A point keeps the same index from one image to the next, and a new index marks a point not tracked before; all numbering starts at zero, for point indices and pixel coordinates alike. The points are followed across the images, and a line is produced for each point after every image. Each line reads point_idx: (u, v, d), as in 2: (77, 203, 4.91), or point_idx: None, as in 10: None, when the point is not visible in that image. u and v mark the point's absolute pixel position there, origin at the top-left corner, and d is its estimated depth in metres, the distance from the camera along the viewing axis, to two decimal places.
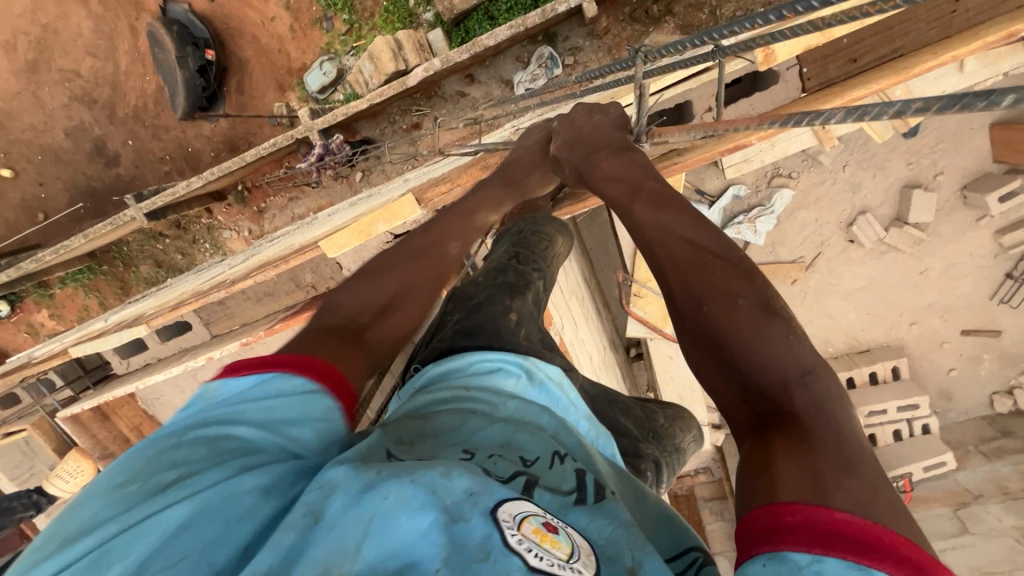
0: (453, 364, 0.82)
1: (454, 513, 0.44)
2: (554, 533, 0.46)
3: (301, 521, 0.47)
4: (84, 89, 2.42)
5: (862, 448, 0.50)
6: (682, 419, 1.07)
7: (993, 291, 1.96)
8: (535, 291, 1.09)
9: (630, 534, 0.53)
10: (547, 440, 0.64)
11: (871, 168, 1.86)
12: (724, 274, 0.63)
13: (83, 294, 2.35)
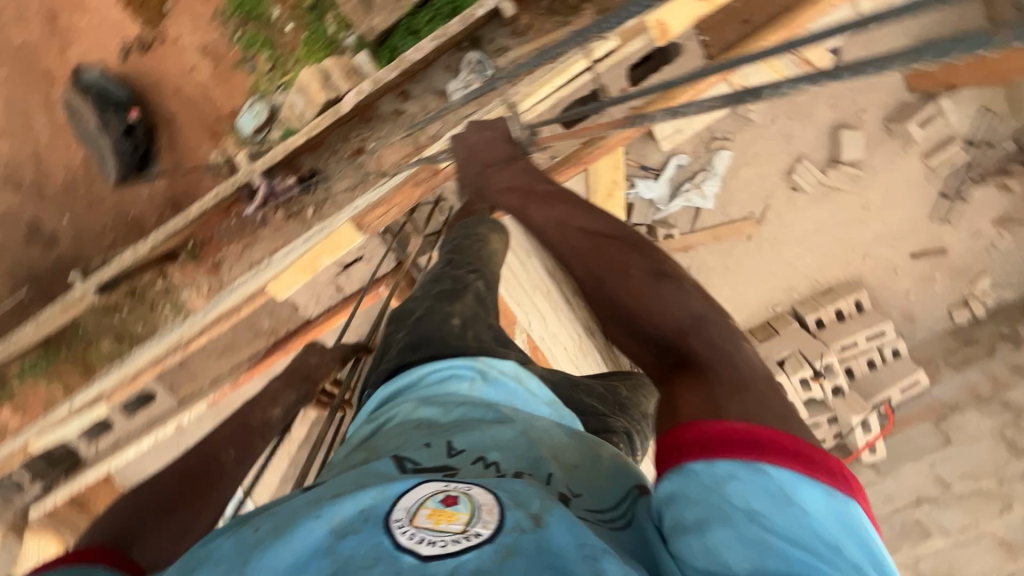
0: (400, 385, 0.84)
1: (344, 530, 0.49)
2: (452, 506, 0.50)
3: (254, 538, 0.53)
4: (6, 173, 2.31)
5: (753, 371, 0.58)
6: (638, 383, 1.13)
7: (931, 211, 2.07)
8: (475, 291, 1.10)
9: (538, 492, 0.53)
10: (490, 427, 0.67)
11: (799, 117, 1.95)
12: (620, 252, 0.72)
13: (45, 383, 2.19)
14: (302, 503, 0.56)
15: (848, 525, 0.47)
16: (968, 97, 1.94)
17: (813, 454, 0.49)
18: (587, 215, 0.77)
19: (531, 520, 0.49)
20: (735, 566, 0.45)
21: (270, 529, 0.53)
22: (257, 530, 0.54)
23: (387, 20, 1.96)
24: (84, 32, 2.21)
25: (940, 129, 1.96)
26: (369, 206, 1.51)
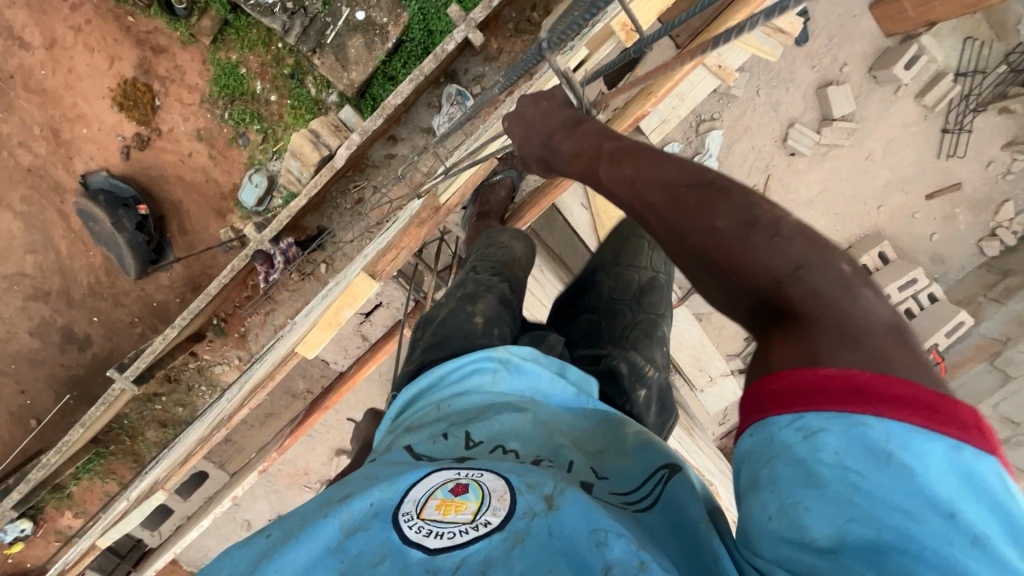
0: (420, 389, 0.80)
1: (353, 530, 0.53)
2: (461, 496, 0.54)
3: (268, 533, 0.57)
4: (34, 286, 2.42)
5: (877, 325, 0.48)
6: (627, 241, 1.21)
7: (937, 149, 2.03)
8: (500, 292, 1.04)
9: (550, 474, 0.57)
10: (519, 423, 0.70)
11: (782, 84, 1.93)
12: (694, 188, 0.61)
13: (100, 482, 2.27)
14: (312, 504, 0.60)
15: (974, 482, 0.41)
16: (949, 30, 1.93)
17: (935, 404, 0.43)
18: (657, 159, 0.66)
19: (543, 503, 0.53)
20: (815, 530, 0.41)
21: (285, 528, 0.56)
22: (274, 527, 0.58)
23: (365, 71, 1.99)
24: (85, 140, 2.31)
25: (929, 66, 1.93)
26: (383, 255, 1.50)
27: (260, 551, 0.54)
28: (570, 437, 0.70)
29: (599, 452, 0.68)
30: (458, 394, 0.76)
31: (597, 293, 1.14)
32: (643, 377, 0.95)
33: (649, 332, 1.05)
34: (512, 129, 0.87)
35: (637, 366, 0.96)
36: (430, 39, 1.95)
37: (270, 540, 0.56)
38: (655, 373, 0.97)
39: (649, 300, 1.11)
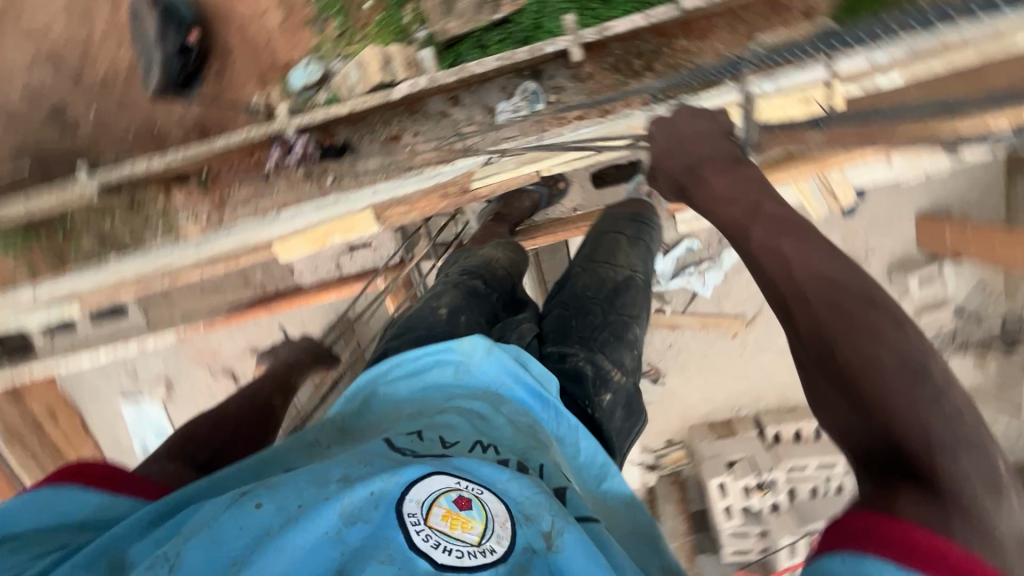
0: (394, 378, 1.11)
1: (355, 518, 0.75)
2: (465, 511, 0.77)
3: (260, 500, 0.79)
4: (50, 50, 2.33)
5: (1008, 529, 0.66)
6: (608, 241, 1.57)
7: None
8: (468, 289, 1.38)
9: (546, 508, 0.81)
10: (476, 425, 0.98)
11: None
12: (869, 312, 0.82)
13: (9, 258, 2.05)
14: (308, 477, 0.82)
15: None
16: (969, 270, 2.04)
17: None
18: (829, 258, 0.90)
19: (542, 543, 0.76)
20: None
21: (296, 499, 0.78)
22: (273, 487, 0.81)
23: (462, 27, 2.01)
24: None
25: (935, 292, 2.05)
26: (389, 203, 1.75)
27: (275, 514, 0.77)
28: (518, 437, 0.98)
29: (534, 447, 0.97)
30: (426, 384, 1.09)
31: (577, 288, 1.48)
32: (608, 381, 1.22)
33: (618, 333, 1.36)
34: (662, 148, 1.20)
35: (603, 369, 1.25)
36: (533, 32, 1.97)
37: (279, 505, 0.78)
38: (620, 376, 1.26)
39: (624, 300, 1.45)
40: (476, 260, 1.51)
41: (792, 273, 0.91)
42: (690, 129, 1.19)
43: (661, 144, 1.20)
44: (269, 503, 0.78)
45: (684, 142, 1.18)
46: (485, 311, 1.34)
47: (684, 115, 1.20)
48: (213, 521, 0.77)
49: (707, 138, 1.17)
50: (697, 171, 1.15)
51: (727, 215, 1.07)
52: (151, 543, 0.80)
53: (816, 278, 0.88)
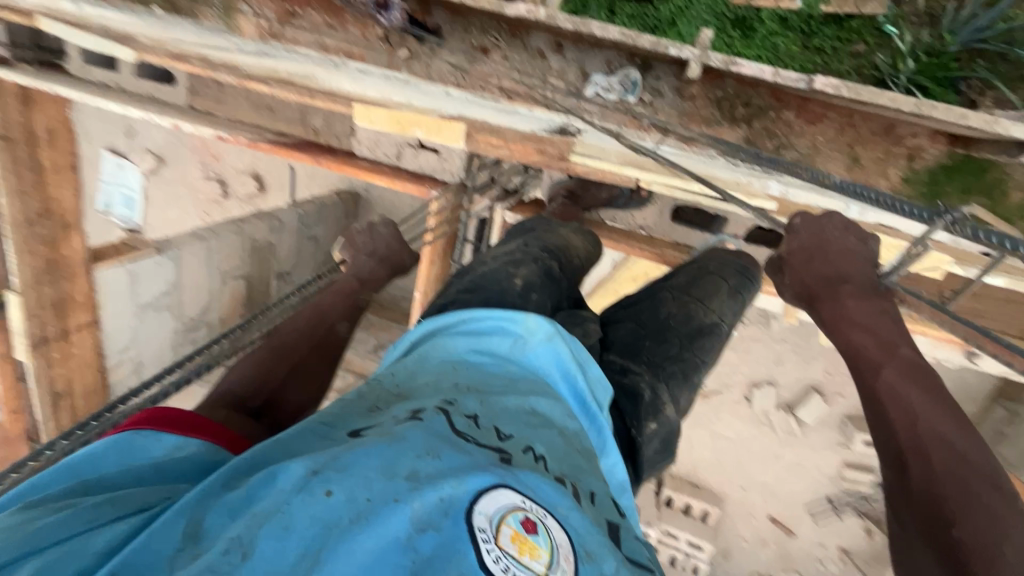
0: (446, 340, 0.81)
1: (424, 525, 0.51)
2: (530, 535, 0.53)
3: (327, 483, 0.54)
4: None
5: None
6: (706, 277, 1.19)
7: (814, 504, 2.00)
8: (545, 265, 1.04)
9: (607, 546, 0.57)
10: (536, 421, 0.70)
11: (800, 351, 1.84)
12: (989, 493, 0.69)
13: None
14: (387, 456, 0.57)
15: None
16: None
17: None
18: (954, 417, 0.77)
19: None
20: None
21: (363, 487, 0.54)
22: (347, 460, 0.56)
23: None
24: None
25: None
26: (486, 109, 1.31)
27: (346, 508, 0.52)
28: (581, 447, 0.72)
29: (586, 459, 0.70)
30: (468, 348, 0.80)
31: (656, 311, 1.14)
32: (659, 412, 0.95)
33: (688, 373, 1.05)
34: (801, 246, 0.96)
35: (659, 400, 0.96)
36: None
37: (350, 496, 0.53)
38: (673, 413, 0.97)
39: (702, 344, 1.10)
40: (554, 237, 1.15)
41: (914, 430, 0.77)
42: (836, 241, 0.94)
43: (796, 245, 0.97)
44: (338, 489, 0.54)
45: (822, 256, 0.95)
46: (555, 299, 1.02)
47: (826, 226, 0.95)
48: (278, 508, 0.52)
49: (851, 256, 0.93)
50: (835, 288, 0.93)
51: (854, 343, 0.89)
52: (230, 510, 0.54)
53: (934, 437, 0.75)
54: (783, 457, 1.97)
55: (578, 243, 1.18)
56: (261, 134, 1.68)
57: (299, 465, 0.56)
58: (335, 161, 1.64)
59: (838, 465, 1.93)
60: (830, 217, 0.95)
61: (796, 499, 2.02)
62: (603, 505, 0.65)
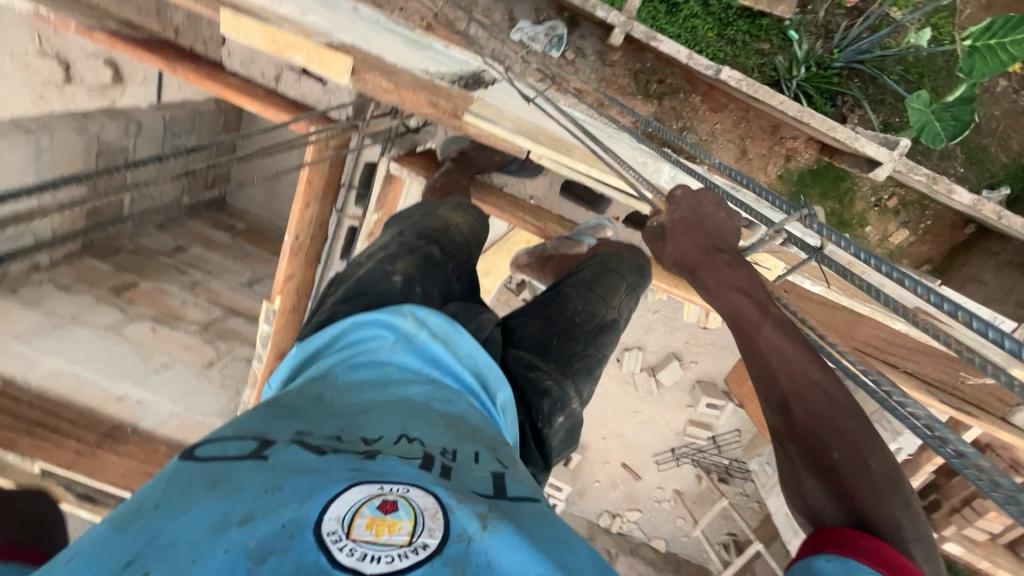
0: (324, 364, 0.76)
1: (263, 553, 0.44)
2: (390, 514, 0.47)
3: (142, 562, 0.43)
4: None
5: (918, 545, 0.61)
6: (607, 275, 1.22)
7: (658, 453, 2.28)
8: (422, 254, 1.02)
9: (475, 497, 0.53)
10: (408, 411, 0.67)
11: (668, 323, 2.03)
12: (841, 414, 0.67)
13: None
14: (216, 510, 0.47)
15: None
16: None
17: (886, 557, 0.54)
18: (807, 352, 0.70)
19: (478, 523, 0.49)
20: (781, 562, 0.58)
21: (185, 553, 0.44)
22: (165, 534, 0.45)
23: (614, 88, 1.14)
24: None
25: None
26: (391, 41, 1.19)
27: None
28: (464, 427, 0.68)
29: (475, 435, 0.67)
30: (348, 361, 0.76)
31: (562, 307, 1.16)
32: (568, 407, 0.98)
33: (592, 369, 1.08)
34: (683, 220, 0.83)
35: (567, 395, 0.99)
36: None
37: (171, 567, 0.43)
38: (579, 407, 1.01)
39: (603, 340, 1.14)
40: (432, 220, 1.12)
41: (783, 379, 0.70)
42: (711, 216, 0.83)
43: (678, 216, 0.83)
44: (158, 568, 0.43)
45: (703, 227, 0.83)
46: (445, 285, 1.00)
47: (707, 199, 0.84)
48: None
49: (709, 219, 0.83)
50: (713, 253, 0.82)
51: (734, 308, 0.77)
52: None
53: (802, 379, 0.69)
54: (640, 412, 2.20)
55: (457, 220, 1.15)
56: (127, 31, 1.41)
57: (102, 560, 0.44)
58: (194, 73, 1.45)
59: (684, 423, 2.20)
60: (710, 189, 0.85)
61: (646, 449, 2.28)
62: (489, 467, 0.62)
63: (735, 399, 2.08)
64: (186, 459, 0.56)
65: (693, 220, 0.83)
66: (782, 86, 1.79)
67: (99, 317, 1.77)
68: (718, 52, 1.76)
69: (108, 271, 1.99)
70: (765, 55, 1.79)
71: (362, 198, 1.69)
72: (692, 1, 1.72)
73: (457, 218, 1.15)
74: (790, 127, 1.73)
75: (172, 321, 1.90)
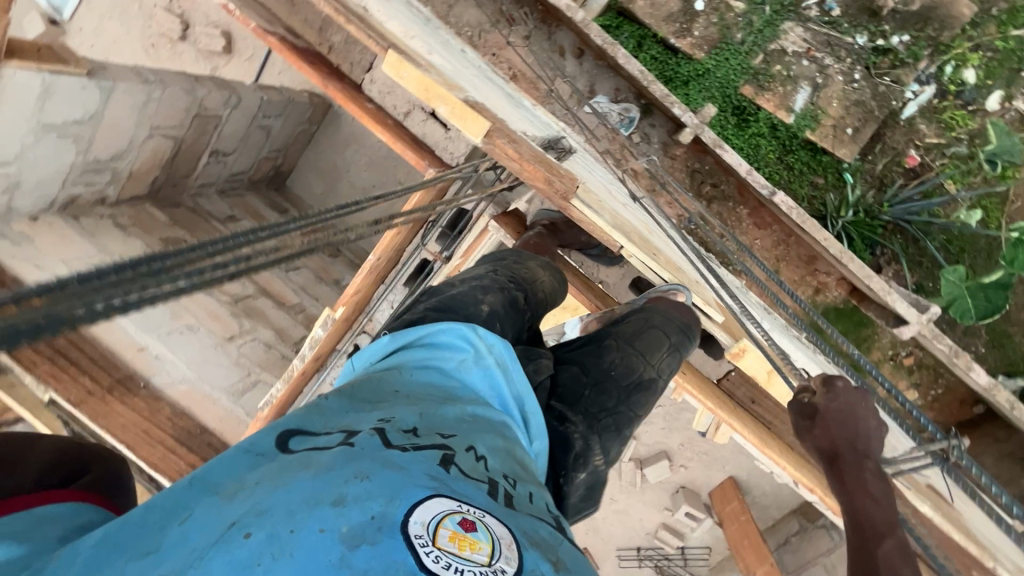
0: (401, 360, 0.79)
1: (356, 540, 0.46)
2: (471, 534, 0.49)
3: (244, 524, 0.48)
4: None
5: None
6: (650, 330, 1.23)
7: (623, 548, 2.20)
8: (510, 295, 1.03)
9: (537, 539, 0.55)
10: (476, 427, 0.69)
11: (668, 420, 2.01)
12: None
13: None
14: (311, 487, 0.51)
15: None
16: None
17: None
18: None
19: (546, 565, 0.51)
20: None
21: (286, 520, 0.48)
22: (266, 501, 0.50)
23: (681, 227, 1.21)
24: None
25: None
26: (507, 101, 1.29)
27: (265, 548, 0.46)
28: (521, 462, 0.70)
29: (523, 472, 0.68)
30: (422, 360, 0.78)
31: (599, 358, 1.15)
32: (589, 463, 0.97)
33: (621, 426, 1.06)
34: (838, 411, 0.85)
35: (588, 454, 0.97)
36: (677, 83, 1.84)
37: (272, 531, 0.47)
38: (601, 465, 0.99)
39: (638, 399, 1.13)
40: (522, 269, 1.15)
41: None
42: (863, 416, 0.86)
43: (834, 404, 0.84)
44: (260, 529, 0.47)
45: (853, 425, 0.86)
46: (518, 330, 1.01)
47: (862, 400, 0.86)
48: (193, 562, 0.45)
49: (860, 424, 0.86)
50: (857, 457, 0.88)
51: (866, 519, 0.85)
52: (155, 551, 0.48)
53: None
54: (615, 502, 2.14)
55: (543, 278, 1.17)
56: (271, 26, 1.52)
57: (213, 517, 0.49)
58: (342, 94, 1.55)
59: (656, 524, 2.14)
60: (863, 390, 0.86)
61: (611, 540, 2.21)
62: (539, 507, 0.64)
63: (715, 515, 2.03)
64: (281, 435, 0.61)
65: (848, 415, 0.85)
66: (828, 221, 1.84)
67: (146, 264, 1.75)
68: (773, 173, 1.84)
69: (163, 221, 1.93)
70: (817, 189, 1.86)
71: (445, 236, 1.66)
72: (762, 121, 1.83)
73: (541, 273, 1.18)
74: (826, 262, 1.78)
75: (208, 286, 1.94)
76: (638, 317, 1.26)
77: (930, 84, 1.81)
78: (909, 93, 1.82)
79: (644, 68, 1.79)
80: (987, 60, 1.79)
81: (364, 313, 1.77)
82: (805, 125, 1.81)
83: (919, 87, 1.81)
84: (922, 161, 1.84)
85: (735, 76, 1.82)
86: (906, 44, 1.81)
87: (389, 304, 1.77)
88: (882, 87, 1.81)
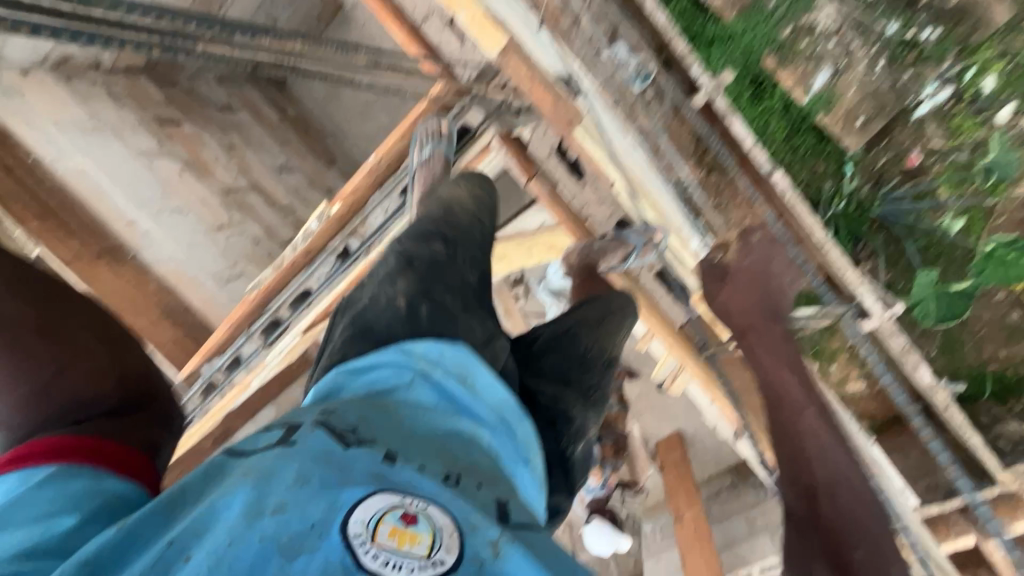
0: (347, 386, 0.82)
1: (296, 549, 0.56)
2: (411, 527, 0.60)
3: (187, 547, 0.56)
4: None
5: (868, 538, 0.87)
6: (611, 316, 1.31)
7: None
8: (430, 256, 1.05)
9: (478, 516, 0.66)
10: (426, 433, 0.76)
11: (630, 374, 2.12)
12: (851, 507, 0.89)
13: None
14: (246, 500, 0.59)
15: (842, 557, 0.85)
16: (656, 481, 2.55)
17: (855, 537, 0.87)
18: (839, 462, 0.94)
19: (489, 551, 0.62)
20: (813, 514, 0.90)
21: (224, 537, 0.56)
22: (203, 522, 0.58)
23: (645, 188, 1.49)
24: None
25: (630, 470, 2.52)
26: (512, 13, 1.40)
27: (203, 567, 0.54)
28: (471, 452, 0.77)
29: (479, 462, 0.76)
30: (369, 380, 0.82)
31: (577, 340, 1.22)
32: (586, 434, 1.09)
33: (604, 399, 1.18)
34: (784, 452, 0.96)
35: (585, 427, 1.09)
36: (699, 44, 1.80)
37: (208, 551, 0.55)
38: (593, 432, 1.12)
39: (612, 372, 1.24)
40: (437, 205, 1.22)
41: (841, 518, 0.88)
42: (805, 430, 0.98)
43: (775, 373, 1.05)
44: (198, 550, 0.55)
45: (764, 283, 1.15)
46: (455, 293, 1.02)
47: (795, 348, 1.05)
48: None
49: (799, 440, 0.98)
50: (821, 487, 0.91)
51: (782, 385, 1.03)
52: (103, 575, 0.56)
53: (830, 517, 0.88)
54: None
55: (482, 200, 1.30)
56: None
57: (158, 542, 0.58)
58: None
59: None
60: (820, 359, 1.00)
61: None
62: (485, 493, 0.71)
63: (657, 462, 2.22)
64: (219, 457, 0.67)
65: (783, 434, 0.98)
66: (819, 209, 1.87)
67: (137, 139, 2.11)
68: (777, 153, 1.83)
69: (158, 99, 2.21)
70: (815, 176, 1.88)
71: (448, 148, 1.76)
72: (775, 98, 1.84)
73: (481, 197, 1.30)
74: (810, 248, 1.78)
75: (200, 171, 2.27)
76: (603, 301, 1.35)
77: (949, 85, 1.78)
78: (926, 91, 1.79)
79: (670, 20, 1.76)
80: (1012, 69, 1.74)
81: (360, 218, 1.82)
82: (817, 108, 1.81)
83: (937, 87, 1.78)
84: (922, 163, 1.87)
85: (758, 46, 1.78)
86: (936, 40, 1.76)
87: (383, 211, 1.79)
88: (900, 81, 1.78)
